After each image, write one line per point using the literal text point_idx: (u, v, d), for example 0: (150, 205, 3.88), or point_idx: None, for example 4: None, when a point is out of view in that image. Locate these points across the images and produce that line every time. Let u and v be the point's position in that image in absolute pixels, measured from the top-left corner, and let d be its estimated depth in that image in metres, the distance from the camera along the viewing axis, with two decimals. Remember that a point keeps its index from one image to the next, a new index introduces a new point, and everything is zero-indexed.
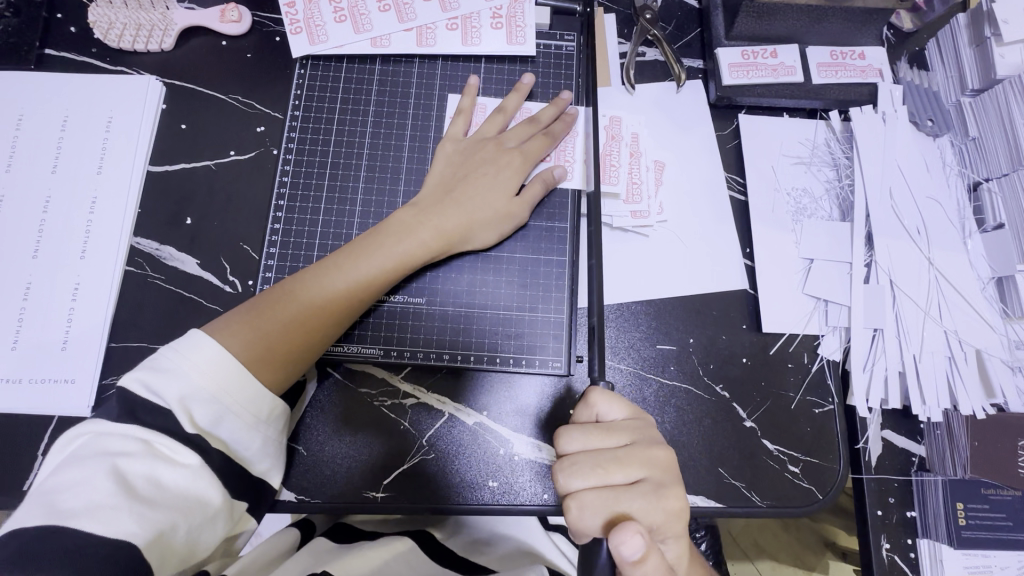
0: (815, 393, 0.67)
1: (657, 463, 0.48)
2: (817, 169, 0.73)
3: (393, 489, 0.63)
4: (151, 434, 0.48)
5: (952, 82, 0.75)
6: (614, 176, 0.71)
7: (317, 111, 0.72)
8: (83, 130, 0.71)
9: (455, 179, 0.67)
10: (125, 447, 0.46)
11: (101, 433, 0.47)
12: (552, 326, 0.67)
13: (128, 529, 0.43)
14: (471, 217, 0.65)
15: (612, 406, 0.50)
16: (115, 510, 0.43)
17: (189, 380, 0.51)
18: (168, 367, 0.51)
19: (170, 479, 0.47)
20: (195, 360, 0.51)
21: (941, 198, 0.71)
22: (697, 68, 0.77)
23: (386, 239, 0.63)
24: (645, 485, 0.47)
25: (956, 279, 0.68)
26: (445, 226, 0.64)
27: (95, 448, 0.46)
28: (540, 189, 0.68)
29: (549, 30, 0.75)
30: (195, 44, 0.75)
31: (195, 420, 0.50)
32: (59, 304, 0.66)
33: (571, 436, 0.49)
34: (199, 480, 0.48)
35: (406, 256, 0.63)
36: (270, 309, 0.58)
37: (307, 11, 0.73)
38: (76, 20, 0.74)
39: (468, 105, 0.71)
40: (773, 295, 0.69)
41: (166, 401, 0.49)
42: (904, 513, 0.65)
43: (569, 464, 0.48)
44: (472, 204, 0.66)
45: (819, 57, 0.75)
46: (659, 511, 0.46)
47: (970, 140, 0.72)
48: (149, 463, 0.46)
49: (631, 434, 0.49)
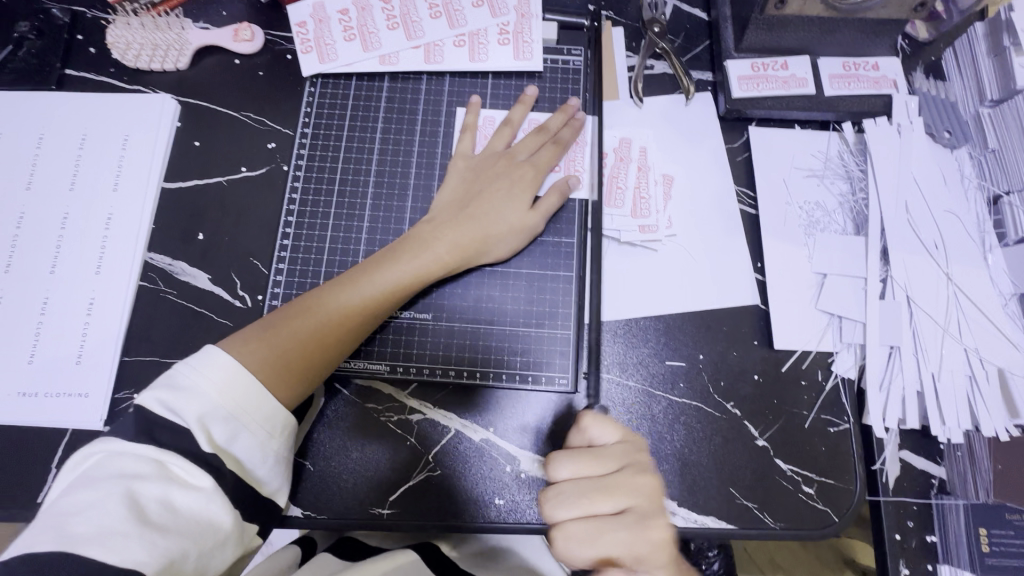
0: (829, 411, 0.65)
1: (645, 492, 0.47)
2: (830, 182, 0.72)
3: (399, 505, 0.63)
4: (165, 455, 0.48)
5: (970, 92, 0.73)
6: (620, 199, 0.71)
7: (327, 127, 0.73)
8: (101, 147, 0.73)
9: (467, 196, 0.67)
10: (140, 470, 0.47)
11: (117, 454, 0.48)
12: (558, 342, 0.67)
13: (135, 557, 0.42)
14: (486, 232, 0.65)
15: (604, 431, 0.51)
16: (124, 537, 0.43)
17: (211, 399, 0.51)
18: (185, 386, 0.51)
19: (183, 501, 0.47)
20: (206, 376, 0.52)
21: (959, 211, 0.69)
22: (706, 80, 0.76)
23: (401, 255, 0.63)
24: (630, 516, 0.46)
25: (975, 295, 0.66)
26: (459, 242, 0.64)
27: (110, 470, 0.46)
28: (555, 199, 0.67)
29: (557, 44, 0.75)
30: (210, 63, 0.77)
31: (213, 439, 0.50)
32: (75, 318, 0.67)
33: (562, 462, 0.49)
34: (210, 503, 0.48)
35: (421, 272, 0.63)
36: (285, 325, 0.58)
37: (317, 30, 0.74)
38: (96, 41, 0.77)
39: (472, 121, 0.71)
40: (786, 311, 0.67)
41: (186, 420, 0.49)
42: (923, 536, 0.62)
43: (555, 495, 0.48)
44: (486, 220, 0.66)
45: (831, 68, 0.73)
46: (643, 543, 0.45)
47: (989, 152, 0.70)
48: (163, 486, 0.46)
49: (620, 459, 0.49)
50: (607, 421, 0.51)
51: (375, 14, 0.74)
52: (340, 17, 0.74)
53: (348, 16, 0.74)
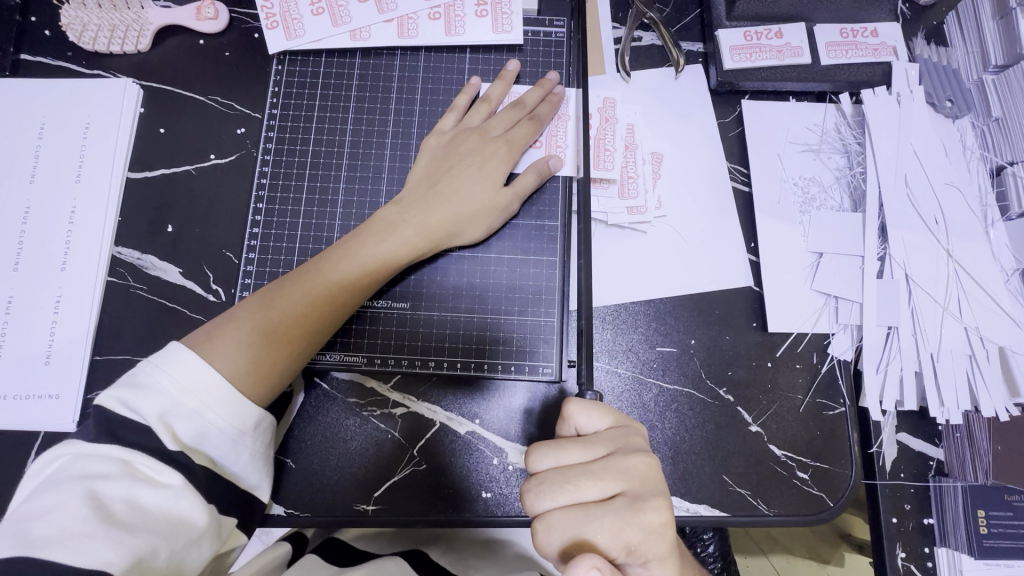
0: (824, 394, 0.63)
1: (636, 475, 0.44)
2: (827, 156, 0.69)
3: (385, 501, 0.61)
4: (131, 454, 0.46)
5: (973, 58, 0.70)
6: (608, 162, 0.67)
7: (296, 109, 0.69)
8: (61, 137, 0.69)
9: (437, 172, 0.64)
10: (104, 470, 0.44)
11: (80, 455, 0.45)
12: (542, 330, 0.64)
13: (102, 557, 0.40)
14: (458, 212, 0.62)
15: (591, 417, 0.47)
16: (88, 539, 0.41)
17: (170, 396, 0.49)
18: (149, 384, 0.49)
19: (150, 500, 0.45)
20: (177, 375, 0.50)
21: (961, 184, 0.66)
22: (697, 51, 0.72)
23: (370, 238, 0.60)
24: (621, 500, 0.43)
25: (976, 272, 0.64)
26: (429, 223, 0.61)
27: (73, 471, 0.44)
28: (532, 178, 0.64)
29: (538, 16, 0.71)
30: (173, 44, 0.72)
31: (179, 437, 0.48)
32: (41, 318, 0.64)
33: (542, 453, 0.46)
34: (182, 500, 0.46)
35: (392, 255, 0.60)
36: (250, 319, 0.56)
37: (284, 4, 0.70)
38: (51, 23, 0.72)
39: (462, 102, 0.67)
40: (781, 292, 0.65)
41: (147, 419, 0.47)
42: (920, 519, 0.61)
43: (538, 484, 0.44)
44: (457, 198, 0.62)
45: (827, 36, 0.70)
46: (635, 528, 0.42)
47: (993, 121, 0.67)
48: (129, 485, 0.44)
49: (610, 444, 0.45)
50: (594, 407, 0.47)
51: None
52: None
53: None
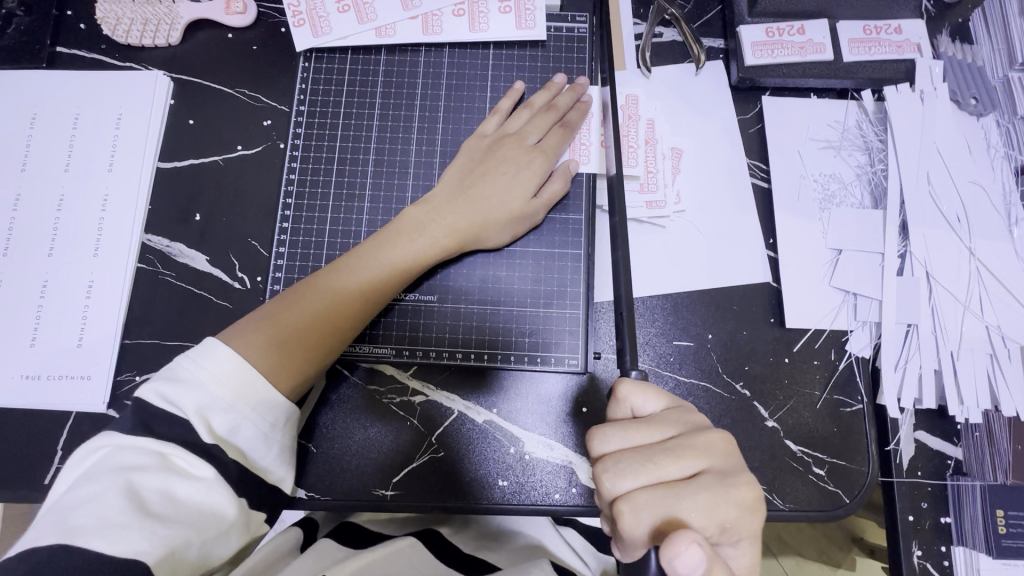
0: (842, 391, 0.63)
1: (715, 451, 0.43)
2: (847, 153, 0.69)
3: (403, 486, 0.63)
4: (166, 446, 0.47)
5: (999, 55, 0.69)
6: (633, 157, 0.68)
7: (323, 105, 0.70)
8: (94, 128, 0.71)
9: (470, 176, 0.65)
10: (140, 462, 0.45)
11: (118, 447, 0.46)
12: (568, 323, 0.65)
13: (138, 547, 0.41)
14: (485, 215, 0.63)
15: (648, 399, 0.46)
16: (126, 528, 0.42)
17: (207, 390, 0.50)
18: (185, 377, 0.50)
19: (183, 492, 0.46)
20: (212, 369, 0.50)
21: (984, 181, 0.66)
22: (718, 47, 0.72)
23: (399, 237, 0.62)
24: (706, 478, 0.42)
25: (999, 270, 0.63)
26: (458, 224, 0.63)
27: (110, 463, 0.45)
28: (558, 184, 0.65)
29: (560, 12, 0.72)
30: (202, 38, 0.74)
31: (214, 429, 0.49)
32: (74, 302, 0.66)
33: (610, 435, 0.44)
34: (214, 492, 0.47)
35: (420, 254, 0.61)
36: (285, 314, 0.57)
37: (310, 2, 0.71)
38: (85, 17, 0.74)
39: (507, 105, 0.68)
40: (799, 289, 0.65)
41: (185, 412, 0.48)
42: (937, 518, 0.61)
43: (615, 465, 0.42)
44: (486, 201, 0.63)
45: (850, 32, 0.69)
46: (727, 503, 0.41)
47: (1019, 119, 0.67)
48: (163, 477, 0.45)
49: (678, 426, 0.45)
50: (651, 389, 0.47)
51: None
52: None
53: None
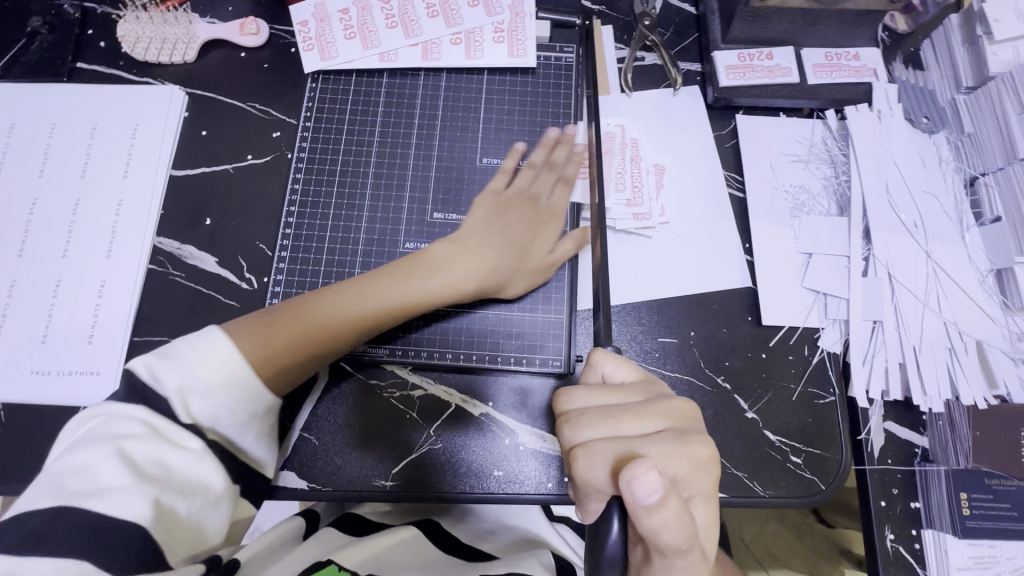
0: (816, 384, 0.68)
1: (678, 414, 0.47)
2: (814, 166, 0.75)
3: (401, 477, 0.65)
4: (154, 416, 0.49)
5: (946, 80, 0.76)
6: (620, 183, 0.74)
7: (327, 122, 0.75)
8: (111, 137, 0.75)
9: (489, 228, 0.69)
10: (130, 430, 0.47)
11: (111, 417, 0.48)
12: (552, 326, 0.69)
13: (136, 509, 0.44)
14: (501, 265, 0.67)
15: (618, 367, 0.51)
16: (123, 491, 0.44)
17: (193, 371, 0.51)
18: (176, 357, 0.51)
19: (174, 461, 0.48)
20: (205, 354, 0.52)
21: (938, 192, 0.72)
22: (695, 71, 0.79)
23: (419, 273, 0.65)
24: (667, 435, 0.46)
25: (954, 271, 0.69)
26: (477, 268, 0.66)
27: (105, 431, 0.47)
28: (570, 245, 0.70)
29: (549, 42, 0.79)
30: (216, 56, 0.79)
31: (192, 411, 0.50)
32: (85, 302, 0.69)
33: (578, 394, 0.49)
34: (201, 463, 0.49)
35: (435, 292, 0.65)
36: (285, 321, 0.60)
37: (319, 29, 0.77)
38: (106, 35, 0.79)
39: (513, 164, 0.73)
40: (774, 290, 0.70)
41: (167, 389, 0.50)
42: (908, 503, 0.65)
43: (577, 418, 0.47)
44: (501, 249, 0.68)
45: (814, 58, 0.77)
46: (681, 457, 0.44)
47: (965, 135, 0.73)
48: (153, 446, 0.47)
49: (644, 392, 0.49)
50: (619, 358, 0.52)
51: (375, 14, 0.77)
52: (341, 17, 0.77)
53: (349, 16, 0.77)
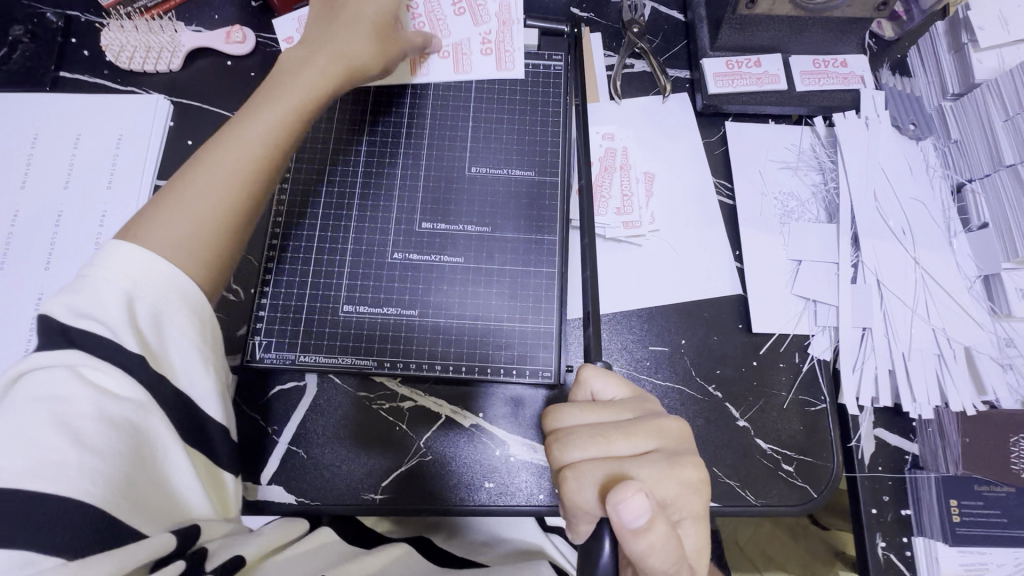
0: (807, 392, 0.68)
1: (668, 434, 0.47)
2: (803, 173, 0.75)
3: (391, 491, 0.64)
4: (78, 362, 0.44)
5: (934, 87, 0.77)
6: (604, 207, 0.73)
7: (313, 130, 0.74)
8: (95, 146, 0.74)
9: (331, 10, 0.66)
10: (58, 389, 0.42)
11: (30, 374, 0.43)
12: (542, 336, 0.68)
13: (80, 483, 0.40)
14: (356, 48, 0.64)
15: (606, 383, 0.51)
16: (61, 464, 0.40)
17: (110, 289, 0.47)
18: (88, 289, 0.47)
19: (113, 417, 0.43)
20: (116, 266, 0.48)
21: (926, 199, 0.72)
22: (684, 78, 0.79)
23: (283, 83, 0.62)
24: (656, 455, 0.46)
25: (941, 277, 0.69)
26: (335, 56, 0.63)
27: (32, 391, 0.42)
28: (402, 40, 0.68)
29: (538, 51, 0.78)
30: (202, 64, 0.78)
31: (137, 341, 0.47)
32: None
33: (567, 411, 0.49)
34: (149, 414, 0.46)
35: (308, 89, 0.61)
36: (196, 198, 0.54)
37: None
38: (90, 44, 0.78)
39: None
40: (764, 297, 0.70)
41: (103, 326, 0.46)
42: (898, 510, 0.65)
43: (567, 436, 0.47)
44: (347, 25, 0.65)
45: (802, 65, 0.77)
46: (671, 479, 0.45)
47: (953, 142, 0.74)
48: (91, 401, 0.43)
49: (634, 410, 0.49)
50: (609, 375, 0.52)
51: None
52: None
53: None
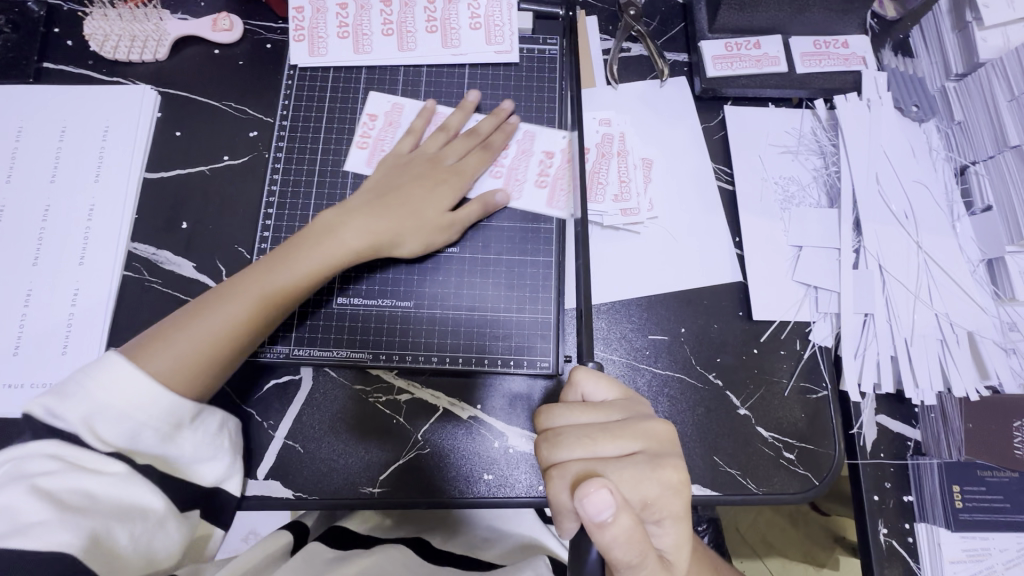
0: (808, 378, 0.67)
1: (653, 437, 0.47)
2: (804, 157, 0.74)
3: (389, 484, 0.64)
4: (63, 449, 0.49)
5: (937, 67, 0.75)
6: (601, 194, 0.71)
7: (304, 120, 0.73)
8: (81, 139, 0.73)
9: (388, 188, 0.67)
10: (45, 467, 0.47)
11: (22, 458, 0.48)
12: (540, 327, 0.67)
13: (63, 540, 0.44)
14: (393, 225, 0.65)
15: (598, 386, 0.50)
16: (46, 525, 0.44)
17: (94, 399, 0.51)
18: (75, 391, 0.51)
19: (100, 487, 0.48)
20: (103, 381, 0.51)
21: (928, 181, 0.71)
22: (682, 61, 0.77)
23: (321, 237, 0.63)
24: (641, 457, 0.46)
25: (945, 262, 0.68)
26: (370, 231, 0.64)
27: (13, 474, 0.47)
28: (476, 209, 0.67)
29: (532, 34, 0.76)
30: (188, 53, 0.77)
31: (107, 439, 0.51)
32: (58, 310, 0.67)
33: (556, 411, 0.48)
34: (133, 485, 0.50)
35: (338, 260, 0.62)
36: (210, 327, 0.57)
37: (314, 19, 0.74)
38: (73, 34, 0.76)
39: (419, 125, 0.71)
40: (765, 284, 0.69)
41: (72, 423, 0.50)
42: (900, 497, 0.64)
43: (555, 437, 0.47)
44: (405, 210, 0.65)
45: (802, 47, 0.75)
46: (653, 482, 0.44)
47: (956, 125, 0.72)
48: (75, 477, 0.48)
49: (624, 411, 0.48)
50: (601, 377, 0.50)
51: (373, 15, 0.74)
52: (337, 10, 0.74)
53: (347, 12, 0.74)
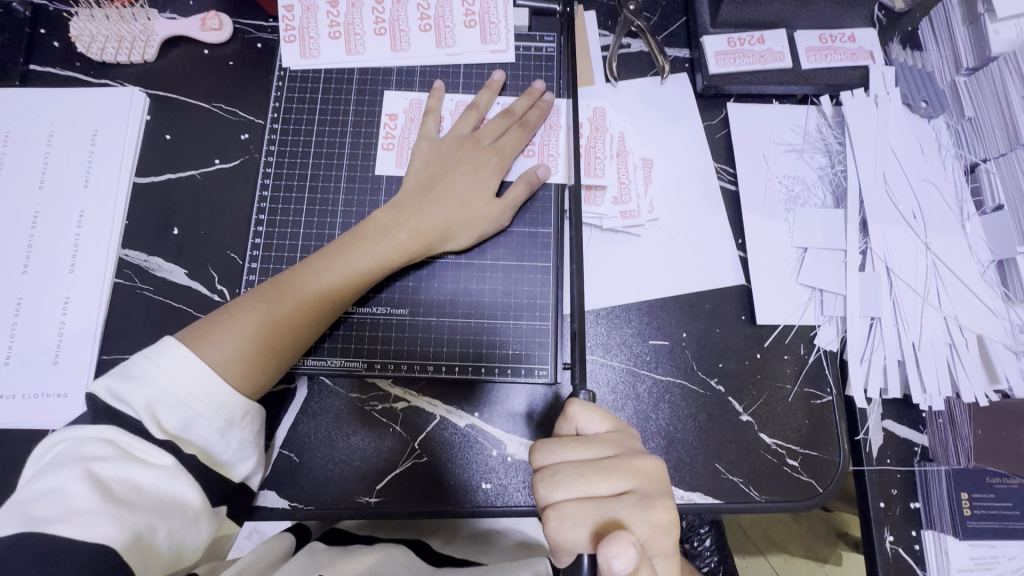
0: (812, 384, 0.65)
1: (645, 475, 0.46)
2: (809, 155, 0.72)
3: (386, 494, 0.63)
4: (118, 435, 0.47)
5: (946, 61, 0.73)
6: (598, 198, 0.69)
7: (295, 123, 0.71)
8: (70, 142, 0.71)
9: (432, 180, 0.65)
10: (100, 452, 0.45)
11: (79, 439, 0.46)
12: (538, 334, 0.66)
13: (105, 532, 0.42)
14: (449, 217, 0.64)
15: (593, 419, 0.48)
16: (92, 515, 0.42)
17: (158, 386, 0.49)
18: (138, 375, 0.49)
19: (147, 480, 0.46)
20: (165, 366, 0.50)
21: (937, 180, 0.69)
22: (683, 58, 0.75)
23: (367, 236, 0.62)
24: (632, 497, 0.45)
25: (955, 264, 0.67)
26: (426, 226, 0.63)
27: (73, 453, 0.45)
28: (522, 188, 0.66)
29: (529, 32, 0.74)
30: (177, 54, 0.75)
31: (164, 426, 0.49)
32: (49, 318, 0.66)
33: (549, 447, 0.47)
34: (177, 480, 0.47)
35: (386, 257, 0.61)
36: (263, 323, 0.56)
37: (304, 19, 0.72)
38: (60, 35, 0.75)
39: (435, 104, 0.70)
40: (769, 287, 0.67)
41: (135, 409, 0.48)
42: (907, 503, 0.63)
43: (550, 475, 0.46)
44: (453, 202, 0.64)
45: (807, 42, 0.73)
46: (643, 524, 0.44)
47: (966, 121, 0.70)
48: (125, 466, 0.45)
49: (618, 446, 0.47)
50: (597, 411, 0.48)
51: (364, 13, 0.72)
52: (328, 9, 0.72)
53: (337, 11, 0.72)
